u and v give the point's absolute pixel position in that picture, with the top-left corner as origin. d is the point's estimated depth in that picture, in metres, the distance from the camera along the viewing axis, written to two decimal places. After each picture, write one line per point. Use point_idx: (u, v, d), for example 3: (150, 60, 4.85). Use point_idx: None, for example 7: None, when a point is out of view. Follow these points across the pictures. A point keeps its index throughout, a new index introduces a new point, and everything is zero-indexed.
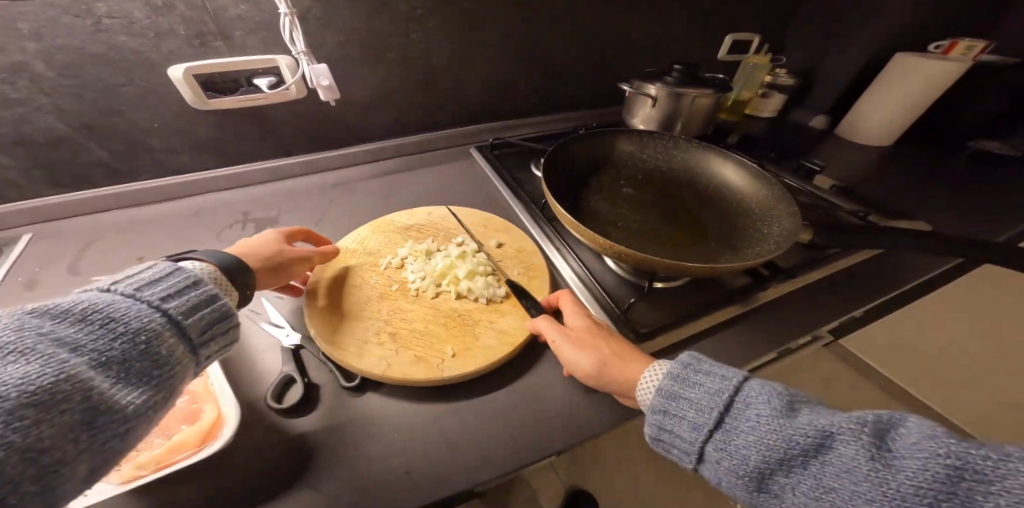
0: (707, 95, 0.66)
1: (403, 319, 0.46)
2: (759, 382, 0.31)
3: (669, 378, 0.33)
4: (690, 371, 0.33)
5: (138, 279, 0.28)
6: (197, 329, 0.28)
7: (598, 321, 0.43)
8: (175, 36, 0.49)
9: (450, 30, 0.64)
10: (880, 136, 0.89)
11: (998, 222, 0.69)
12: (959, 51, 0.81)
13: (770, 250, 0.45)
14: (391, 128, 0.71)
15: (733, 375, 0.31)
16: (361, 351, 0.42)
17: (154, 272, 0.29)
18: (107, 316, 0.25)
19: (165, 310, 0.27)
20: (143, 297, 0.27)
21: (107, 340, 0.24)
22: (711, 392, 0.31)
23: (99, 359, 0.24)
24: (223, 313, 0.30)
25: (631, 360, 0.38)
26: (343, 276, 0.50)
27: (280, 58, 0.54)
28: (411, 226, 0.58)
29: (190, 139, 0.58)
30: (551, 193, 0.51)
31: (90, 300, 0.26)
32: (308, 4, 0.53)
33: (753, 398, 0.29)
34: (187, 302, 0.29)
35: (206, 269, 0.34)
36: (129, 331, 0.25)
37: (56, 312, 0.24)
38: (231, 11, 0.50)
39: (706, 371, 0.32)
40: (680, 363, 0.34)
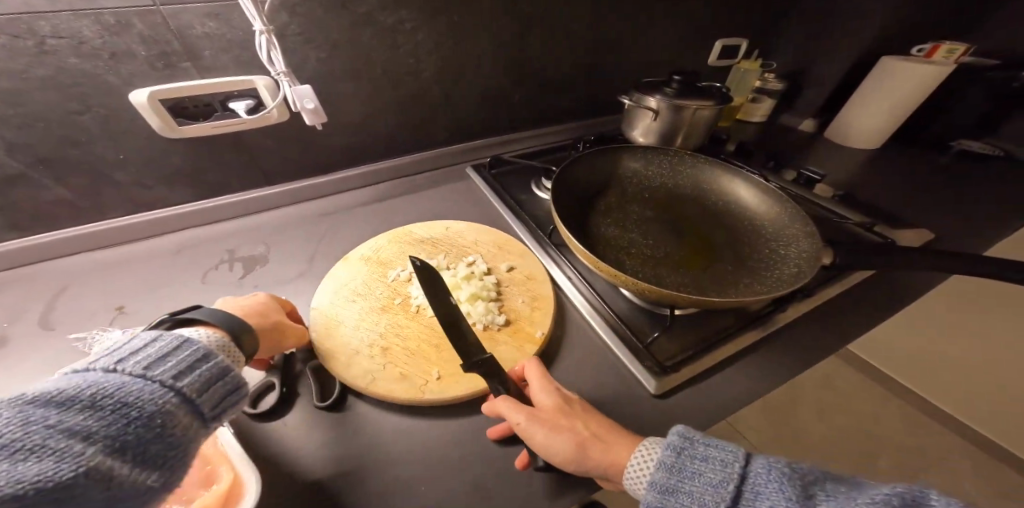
0: (708, 107, 0.64)
1: (396, 334, 0.45)
2: (763, 458, 0.28)
3: (663, 468, 0.30)
4: (685, 456, 0.30)
5: (148, 354, 0.26)
6: (208, 406, 0.27)
7: (567, 394, 0.37)
8: (135, 57, 0.43)
9: (440, 43, 0.60)
10: (869, 139, 0.90)
11: (995, 222, 0.70)
12: (942, 55, 0.80)
13: (793, 276, 0.43)
14: (381, 149, 0.67)
15: (729, 453, 0.29)
16: (351, 361, 0.42)
17: (162, 344, 0.27)
18: (119, 401, 0.23)
19: (178, 389, 0.26)
20: (154, 377, 0.25)
21: (117, 427, 0.23)
22: (712, 482, 0.28)
23: (111, 446, 0.22)
24: (236, 384, 0.29)
25: (612, 441, 0.34)
26: (348, 288, 0.49)
27: (258, 79, 0.49)
28: (427, 240, 0.57)
29: (159, 170, 0.52)
30: (558, 214, 0.49)
31: (98, 383, 0.24)
32: (286, 20, 0.48)
33: (760, 486, 0.26)
34: (199, 377, 0.27)
35: (214, 337, 0.32)
36: (141, 416, 0.24)
37: (62, 399, 0.22)
38: (197, 29, 0.44)
39: (702, 454, 0.30)
40: (673, 445, 0.31)
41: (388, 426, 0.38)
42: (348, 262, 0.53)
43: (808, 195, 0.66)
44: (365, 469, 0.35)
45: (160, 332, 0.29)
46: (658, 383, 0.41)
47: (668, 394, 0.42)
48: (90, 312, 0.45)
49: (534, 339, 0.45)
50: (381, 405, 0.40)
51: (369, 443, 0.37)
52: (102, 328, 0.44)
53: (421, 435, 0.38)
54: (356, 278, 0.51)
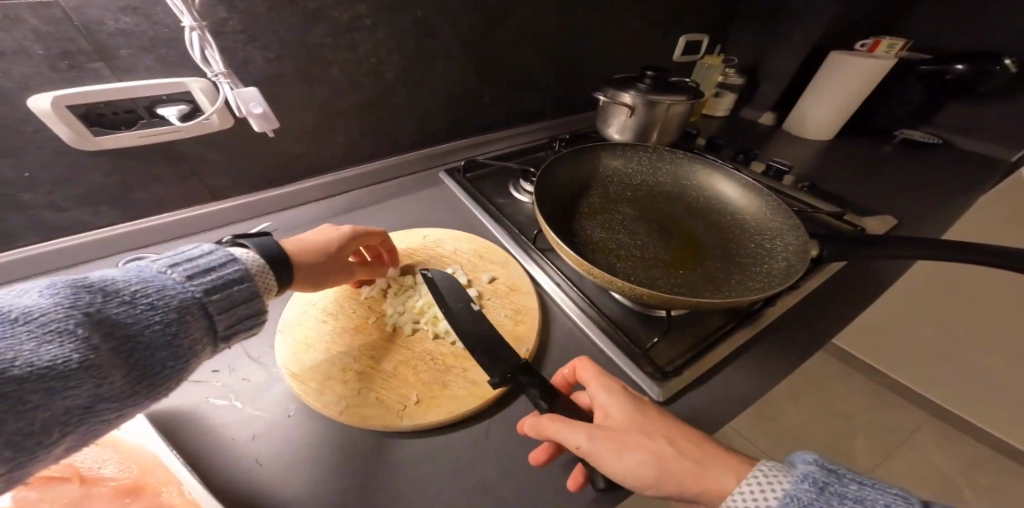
0: (682, 103, 0.64)
1: (372, 355, 0.41)
2: None
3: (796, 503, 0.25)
4: (832, 494, 0.25)
5: (196, 264, 0.31)
6: (226, 321, 0.31)
7: (638, 399, 0.33)
8: (29, 57, 0.35)
9: (402, 40, 0.56)
10: (824, 132, 0.94)
11: (941, 206, 0.76)
12: (882, 50, 0.86)
13: (783, 269, 0.43)
14: (344, 156, 0.62)
15: (893, 497, 0.25)
16: (321, 388, 0.37)
17: (212, 259, 0.32)
18: (153, 301, 0.27)
19: (204, 301, 0.29)
20: (189, 286, 0.29)
21: (145, 324, 0.26)
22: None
23: (134, 340, 0.25)
24: (256, 309, 0.32)
25: (701, 461, 0.29)
26: (317, 305, 0.45)
27: (192, 82, 0.43)
28: (403, 251, 0.52)
29: (76, 190, 0.44)
30: (543, 216, 0.47)
31: (145, 281, 0.28)
32: (222, 14, 0.42)
33: None
34: (224, 296, 0.31)
35: (255, 257, 0.35)
36: (168, 318, 0.27)
37: (108, 289, 0.26)
38: (110, 25, 0.37)
39: (858, 495, 0.25)
40: (811, 475, 0.27)
41: (373, 467, 0.34)
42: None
43: (781, 189, 0.68)
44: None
45: (214, 246, 0.33)
46: (659, 390, 0.39)
47: (672, 399, 0.40)
48: None
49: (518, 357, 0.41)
50: (359, 440, 0.36)
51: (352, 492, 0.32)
52: None
53: (410, 473, 0.34)
54: (327, 291, 0.46)
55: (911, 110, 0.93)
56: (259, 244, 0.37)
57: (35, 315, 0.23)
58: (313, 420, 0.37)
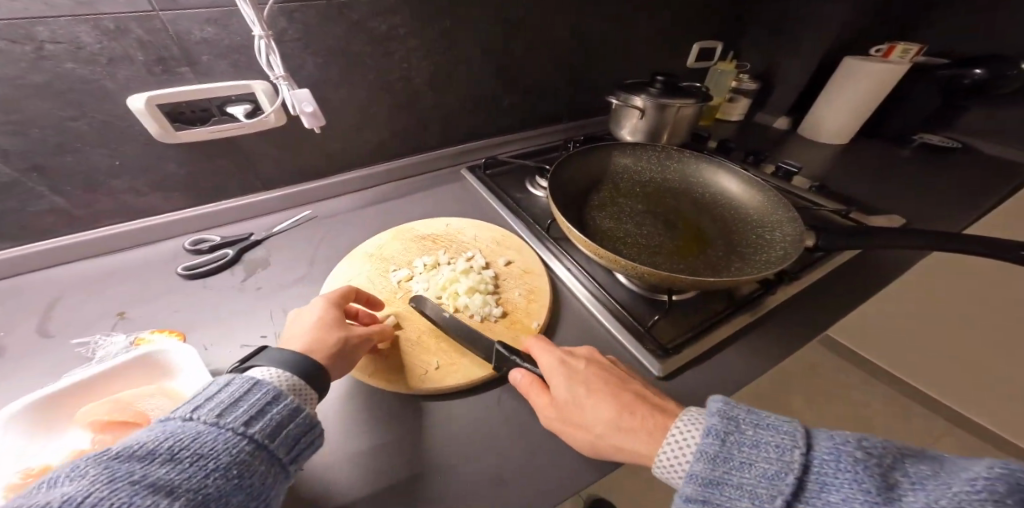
0: (691, 106, 0.67)
1: (399, 326, 0.46)
2: (824, 439, 0.27)
3: (708, 458, 0.28)
4: (732, 442, 0.29)
5: (220, 402, 0.29)
6: (280, 444, 0.29)
7: (577, 386, 0.36)
8: (132, 62, 0.43)
9: (432, 47, 0.62)
10: (839, 136, 0.95)
11: (956, 208, 0.76)
12: (897, 55, 0.84)
13: (780, 257, 0.46)
14: (376, 153, 0.68)
15: (784, 434, 0.28)
16: None
17: (232, 391, 0.30)
18: (197, 452, 0.25)
19: (250, 436, 0.28)
20: (226, 425, 0.28)
21: (199, 477, 0.24)
22: (767, 474, 0.27)
23: (198, 498, 0.24)
24: (303, 425, 0.30)
25: (627, 439, 0.33)
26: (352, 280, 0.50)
27: (256, 84, 0.50)
28: (428, 237, 0.57)
29: (155, 176, 0.52)
30: (555, 205, 0.51)
31: (174, 435, 0.26)
32: (283, 25, 0.49)
33: (825, 477, 0.25)
34: (265, 423, 0.29)
35: (284, 375, 0.33)
36: (220, 466, 0.25)
37: (145, 455, 0.24)
38: (195, 34, 0.44)
39: (752, 438, 0.28)
40: (718, 425, 0.30)
41: (400, 419, 0.39)
42: (352, 256, 0.54)
43: (789, 188, 0.70)
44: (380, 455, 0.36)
45: (230, 376, 0.31)
46: (658, 364, 0.43)
47: (672, 375, 0.43)
48: (95, 317, 0.46)
49: (530, 330, 0.46)
50: (388, 395, 0.41)
51: (381, 434, 0.38)
52: (106, 333, 0.45)
53: (432, 425, 0.39)
54: (362, 269, 0.52)
55: (929, 115, 0.93)
56: (285, 361, 0.34)
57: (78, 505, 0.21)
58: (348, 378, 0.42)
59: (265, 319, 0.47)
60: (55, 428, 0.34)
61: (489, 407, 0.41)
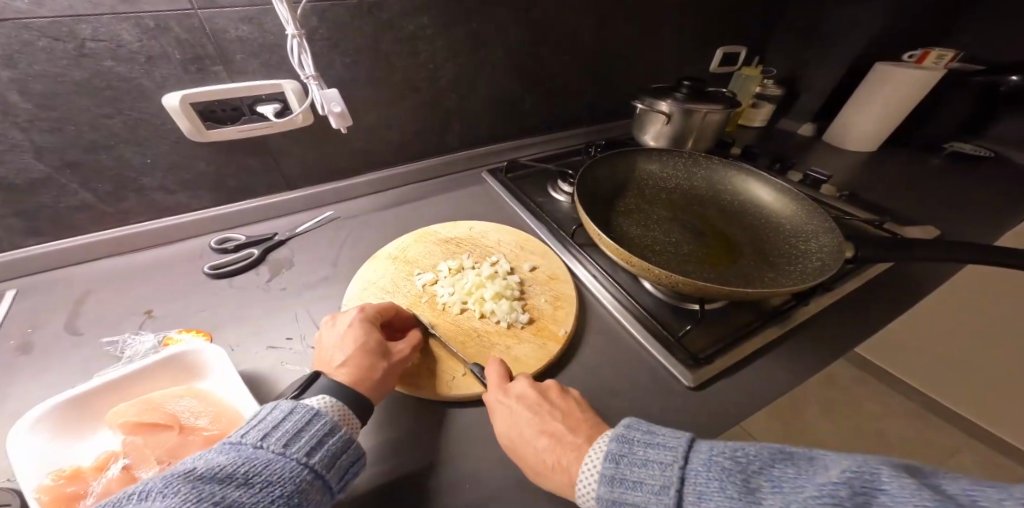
0: (719, 111, 0.66)
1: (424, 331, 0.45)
2: (703, 454, 0.27)
3: (606, 482, 0.29)
4: (624, 463, 0.29)
5: (286, 430, 0.29)
6: (334, 474, 0.29)
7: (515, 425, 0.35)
8: (168, 61, 0.43)
9: (458, 48, 0.61)
10: (867, 143, 0.92)
11: (993, 219, 0.74)
12: (931, 61, 0.82)
13: (816, 269, 0.45)
14: (398, 155, 0.68)
15: (669, 450, 0.28)
16: None
17: (297, 419, 0.30)
18: (266, 479, 0.26)
19: (312, 466, 0.28)
20: (292, 454, 0.28)
21: (268, 503, 0.25)
22: (654, 490, 0.26)
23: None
24: (354, 458, 0.31)
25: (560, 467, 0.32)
26: (375, 283, 0.50)
27: (286, 83, 0.50)
28: (451, 240, 0.57)
29: (185, 175, 0.53)
30: (583, 211, 0.51)
31: (249, 460, 0.27)
32: (314, 24, 0.49)
33: (701, 486, 0.25)
34: (324, 452, 0.29)
35: (337, 402, 0.33)
36: (284, 493, 0.26)
37: (224, 477, 0.25)
38: (230, 33, 0.45)
39: (642, 461, 0.28)
40: (616, 439, 0.30)
41: (426, 425, 0.38)
42: (376, 258, 0.53)
43: (818, 196, 0.69)
44: (410, 459, 0.36)
45: (292, 402, 0.32)
46: (691, 376, 0.42)
47: (702, 387, 0.42)
48: (123, 315, 0.47)
49: (557, 338, 0.45)
50: (414, 401, 0.40)
51: (409, 440, 0.37)
52: (132, 332, 0.45)
53: (458, 433, 0.38)
54: (386, 271, 0.52)
55: (962, 123, 0.91)
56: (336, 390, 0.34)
57: None
58: None
59: (290, 321, 0.47)
60: (85, 428, 0.34)
61: None
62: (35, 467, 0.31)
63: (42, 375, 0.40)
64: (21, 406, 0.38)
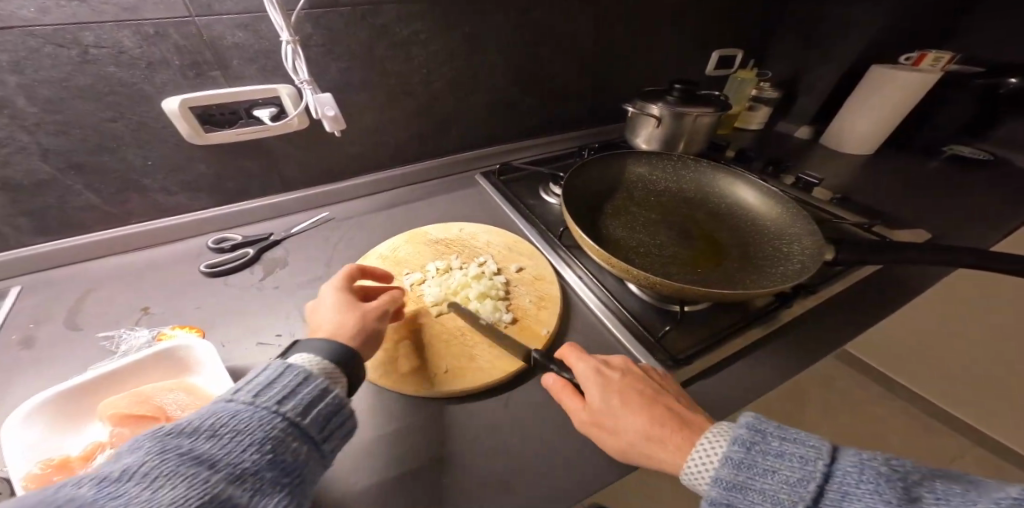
0: (709, 114, 0.66)
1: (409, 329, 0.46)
2: (853, 456, 0.25)
3: (729, 463, 0.28)
4: (755, 451, 0.27)
5: (256, 384, 0.29)
6: (314, 425, 0.29)
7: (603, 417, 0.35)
8: (168, 66, 0.45)
9: (452, 53, 0.62)
10: (863, 147, 0.92)
11: (990, 223, 0.73)
12: (929, 63, 0.82)
13: (798, 271, 0.45)
14: (394, 157, 0.69)
15: (809, 447, 0.27)
16: None
17: (267, 374, 0.30)
18: (236, 427, 0.26)
19: (284, 414, 0.28)
20: (263, 404, 0.28)
21: (239, 448, 0.25)
22: (790, 481, 0.25)
23: (235, 473, 0.24)
24: (334, 407, 0.30)
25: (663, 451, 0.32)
26: None
27: (281, 88, 0.51)
28: (441, 241, 0.58)
29: (185, 176, 0.54)
30: (569, 213, 0.51)
31: (216, 412, 0.26)
32: (309, 30, 0.50)
33: (850, 486, 0.24)
34: (298, 402, 0.29)
35: (316, 359, 0.33)
36: (256, 441, 0.25)
37: (191, 429, 0.25)
38: (228, 39, 0.46)
39: (767, 465, 0.27)
40: (743, 431, 0.29)
41: (408, 421, 0.39)
42: (366, 257, 0.55)
43: (808, 199, 0.69)
44: (390, 453, 0.37)
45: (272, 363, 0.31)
46: (669, 377, 0.42)
47: (681, 387, 0.43)
48: (123, 311, 0.48)
49: (540, 337, 0.46)
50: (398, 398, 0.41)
51: (391, 435, 0.38)
52: (130, 327, 0.47)
53: (438, 428, 0.39)
54: (376, 271, 0.53)
55: (962, 126, 0.90)
56: (327, 349, 0.34)
57: (131, 469, 0.22)
58: None
59: (282, 318, 0.48)
60: (79, 421, 0.36)
61: (495, 414, 0.40)
62: (27, 457, 0.32)
63: (45, 367, 0.42)
64: (24, 396, 0.40)
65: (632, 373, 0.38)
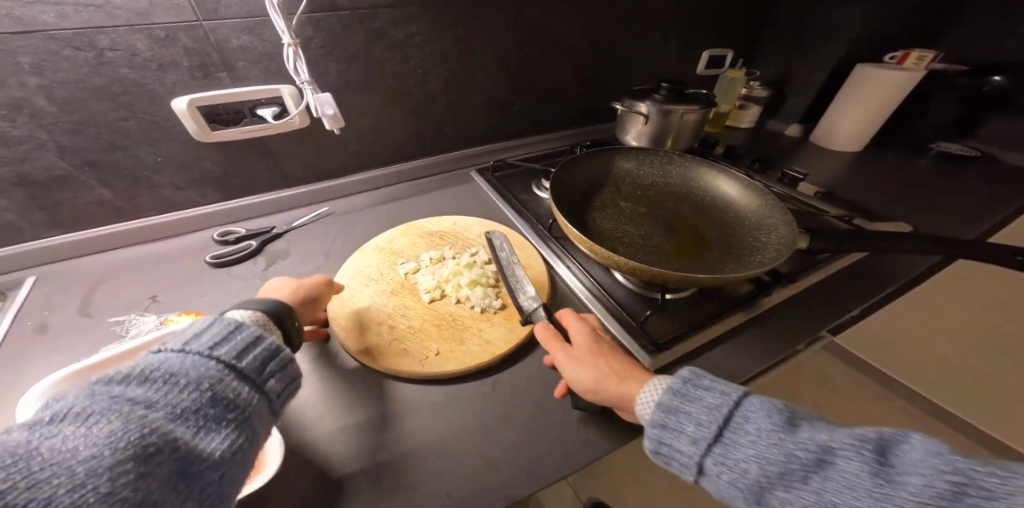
0: (695, 111, 0.69)
1: (404, 315, 0.48)
2: (759, 397, 0.32)
3: (669, 392, 0.34)
4: (690, 385, 0.34)
5: (184, 335, 0.30)
6: (255, 367, 0.31)
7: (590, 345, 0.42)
8: (177, 68, 0.48)
9: (447, 54, 0.65)
10: (851, 144, 0.94)
11: (973, 218, 0.75)
12: (913, 61, 0.84)
13: (773, 258, 0.47)
14: (392, 155, 0.72)
15: (727, 386, 0.33)
16: (362, 337, 0.45)
17: (195, 327, 0.31)
18: (168, 373, 0.28)
19: (219, 358, 0.30)
20: (195, 351, 0.29)
21: (175, 391, 0.27)
22: (712, 406, 0.32)
23: (175, 410, 0.26)
24: (269, 352, 0.32)
25: (630, 376, 0.38)
26: (363, 272, 0.54)
27: (284, 88, 0.54)
28: (435, 233, 0.61)
29: (191, 172, 0.57)
30: (557, 205, 0.54)
31: (147, 361, 0.28)
32: (310, 33, 0.53)
33: (753, 412, 0.30)
34: (232, 348, 0.31)
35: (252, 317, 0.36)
36: (192, 382, 0.28)
37: (123, 378, 0.27)
38: (233, 42, 0.49)
39: (685, 406, 0.32)
40: (680, 378, 0.35)
41: (399, 402, 0.41)
42: (364, 249, 0.57)
43: (793, 193, 0.71)
44: (383, 428, 0.39)
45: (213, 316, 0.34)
46: (651, 359, 0.44)
47: (662, 370, 0.45)
48: (132, 299, 0.51)
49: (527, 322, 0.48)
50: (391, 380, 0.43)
51: (384, 411, 0.41)
52: (139, 313, 0.49)
53: (428, 408, 0.41)
54: (373, 261, 0.55)
55: (948, 124, 0.92)
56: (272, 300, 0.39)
57: (68, 415, 0.24)
58: (354, 365, 0.45)
59: None
60: None
61: (483, 397, 0.43)
62: None
63: (61, 351, 0.45)
64: (40, 377, 0.43)
65: (588, 330, 0.43)
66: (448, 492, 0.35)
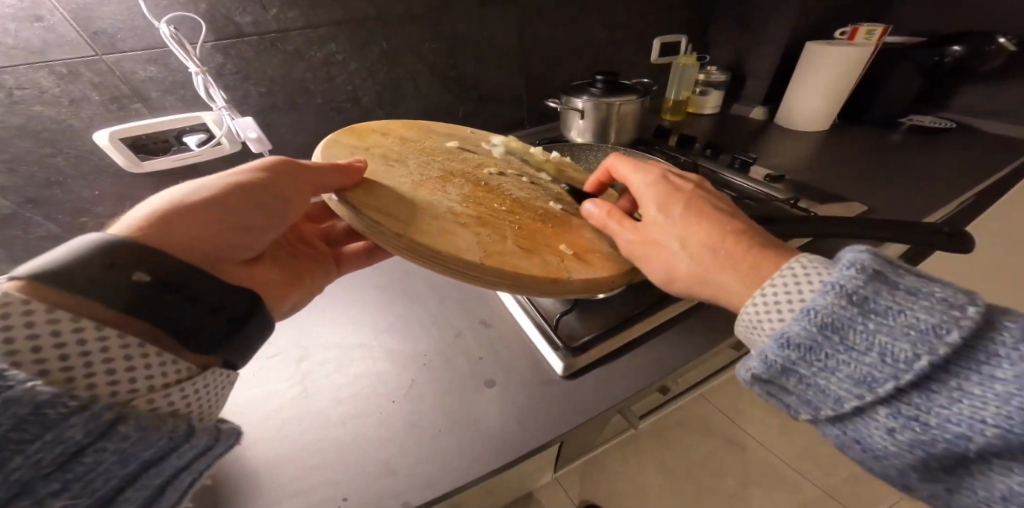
0: (630, 102, 0.69)
1: (479, 207, 0.43)
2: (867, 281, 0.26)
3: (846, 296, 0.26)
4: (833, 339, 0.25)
5: None
6: (99, 486, 0.21)
7: (687, 213, 0.37)
8: (90, 102, 0.50)
9: (373, 67, 0.65)
10: (815, 124, 0.91)
11: (949, 185, 0.72)
12: (862, 36, 0.83)
13: None
14: None
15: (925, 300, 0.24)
16: (460, 231, 0.39)
17: None
18: None
19: None
20: None
21: None
22: (882, 351, 0.24)
23: None
24: (146, 457, 0.22)
25: (749, 266, 0.33)
26: (379, 150, 0.47)
27: (205, 115, 0.56)
28: (438, 128, 0.57)
29: (132, 203, 0.58)
30: (526, 227, 0.43)
31: None
32: (221, 60, 0.54)
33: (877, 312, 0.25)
34: (63, 450, 0.19)
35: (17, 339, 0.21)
36: None
37: None
38: (139, 73, 0.51)
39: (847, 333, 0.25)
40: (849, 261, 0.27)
41: (304, 418, 0.41)
42: (362, 133, 0.49)
43: (740, 178, 0.70)
44: (284, 441, 0.39)
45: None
46: (565, 364, 0.44)
47: (575, 375, 0.45)
48: None
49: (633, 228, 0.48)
50: (305, 391, 0.44)
51: (290, 422, 0.40)
52: None
53: (340, 417, 0.41)
54: (384, 144, 0.48)
55: (911, 96, 0.90)
56: (83, 256, 0.24)
57: None
58: (269, 379, 0.45)
59: None
60: None
61: (395, 404, 0.42)
62: None
63: None
64: None
65: (686, 212, 0.37)
66: (346, 497, 0.35)
